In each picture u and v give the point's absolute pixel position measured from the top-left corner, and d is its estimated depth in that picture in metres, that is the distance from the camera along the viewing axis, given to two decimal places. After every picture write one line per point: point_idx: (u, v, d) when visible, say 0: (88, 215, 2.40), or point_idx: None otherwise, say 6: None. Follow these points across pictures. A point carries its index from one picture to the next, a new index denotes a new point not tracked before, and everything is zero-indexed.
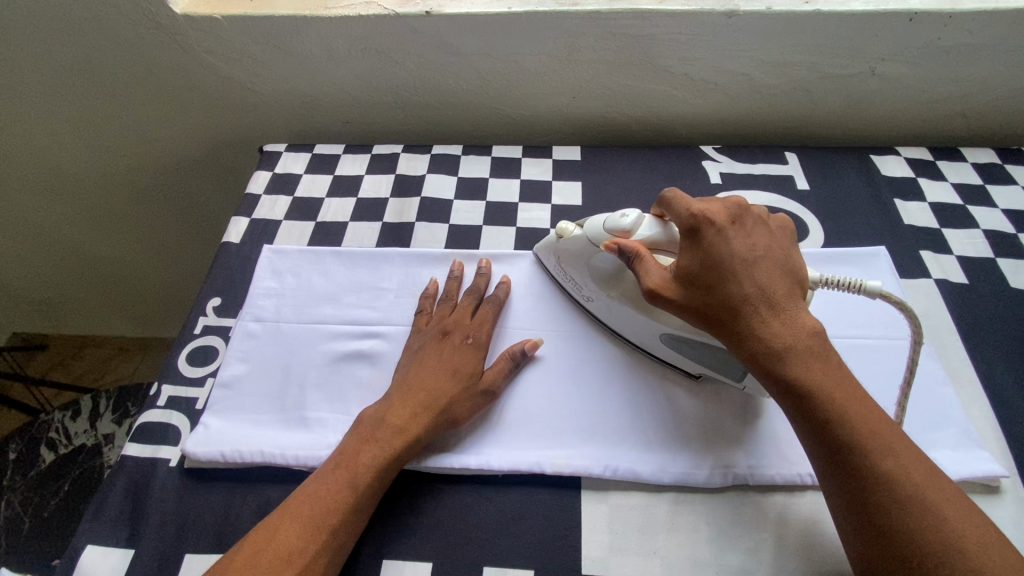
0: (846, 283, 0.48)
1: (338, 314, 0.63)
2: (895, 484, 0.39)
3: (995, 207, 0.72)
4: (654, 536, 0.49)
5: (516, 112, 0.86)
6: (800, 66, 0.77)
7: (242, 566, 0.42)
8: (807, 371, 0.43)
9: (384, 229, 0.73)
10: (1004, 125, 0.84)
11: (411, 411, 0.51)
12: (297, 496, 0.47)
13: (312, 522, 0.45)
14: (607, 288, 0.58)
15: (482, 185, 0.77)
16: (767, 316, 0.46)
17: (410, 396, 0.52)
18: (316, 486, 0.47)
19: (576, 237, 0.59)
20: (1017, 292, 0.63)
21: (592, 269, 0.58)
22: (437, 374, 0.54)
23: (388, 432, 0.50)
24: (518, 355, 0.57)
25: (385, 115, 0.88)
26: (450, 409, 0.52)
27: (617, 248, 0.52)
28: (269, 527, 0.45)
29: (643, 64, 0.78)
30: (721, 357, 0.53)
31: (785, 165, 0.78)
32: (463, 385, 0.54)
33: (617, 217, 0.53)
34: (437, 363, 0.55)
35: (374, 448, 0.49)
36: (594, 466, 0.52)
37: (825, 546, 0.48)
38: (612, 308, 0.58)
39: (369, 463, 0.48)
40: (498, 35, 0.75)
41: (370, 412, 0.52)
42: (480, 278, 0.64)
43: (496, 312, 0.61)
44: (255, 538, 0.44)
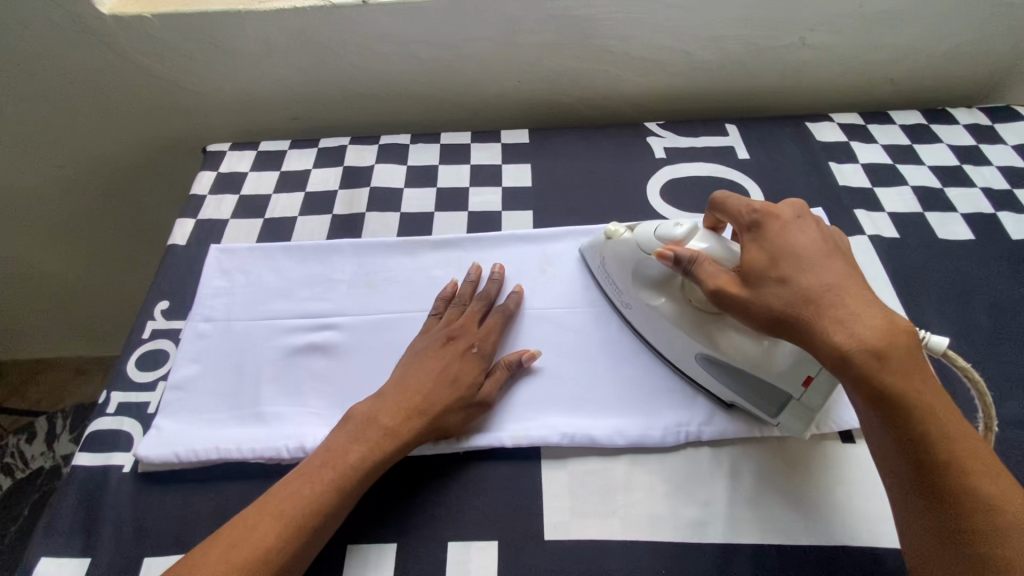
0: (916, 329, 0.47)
1: (291, 308, 0.63)
2: (992, 514, 0.36)
3: (922, 164, 0.76)
4: (614, 497, 0.50)
5: (464, 99, 0.86)
6: (734, 40, 0.79)
7: (217, 561, 0.41)
8: (902, 375, 0.39)
9: (335, 221, 0.71)
10: (929, 88, 0.88)
11: (402, 415, 0.50)
12: (275, 494, 0.46)
13: (295, 522, 0.44)
14: (647, 299, 0.56)
15: (433, 172, 0.77)
16: (853, 312, 0.41)
17: (404, 398, 0.51)
18: (299, 485, 0.46)
19: (626, 242, 0.58)
20: (943, 243, 0.67)
21: (638, 277, 0.57)
22: (437, 381, 0.52)
23: (381, 434, 0.49)
24: (515, 364, 0.56)
25: (332, 111, 0.87)
26: (445, 420, 0.51)
27: (672, 253, 0.51)
28: (247, 522, 0.44)
29: (583, 45, 0.79)
30: (755, 387, 0.51)
31: (726, 137, 0.80)
32: (461, 398, 0.52)
33: (671, 226, 0.54)
34: (436, 370, 0.53)
35: (361, 450, 0.48)
36: (551, 435, 0.53)
37: (773, 494, 0.50)
38: (650, 318, 0.57)
39: (357, 466, 0.47)
40: (438, 22, 0.76)
41: (361, 409, 0.51)
42: (492, 284, 0.62)
43: (506, 317, 0.60)
44: (231, 531, 0.43)
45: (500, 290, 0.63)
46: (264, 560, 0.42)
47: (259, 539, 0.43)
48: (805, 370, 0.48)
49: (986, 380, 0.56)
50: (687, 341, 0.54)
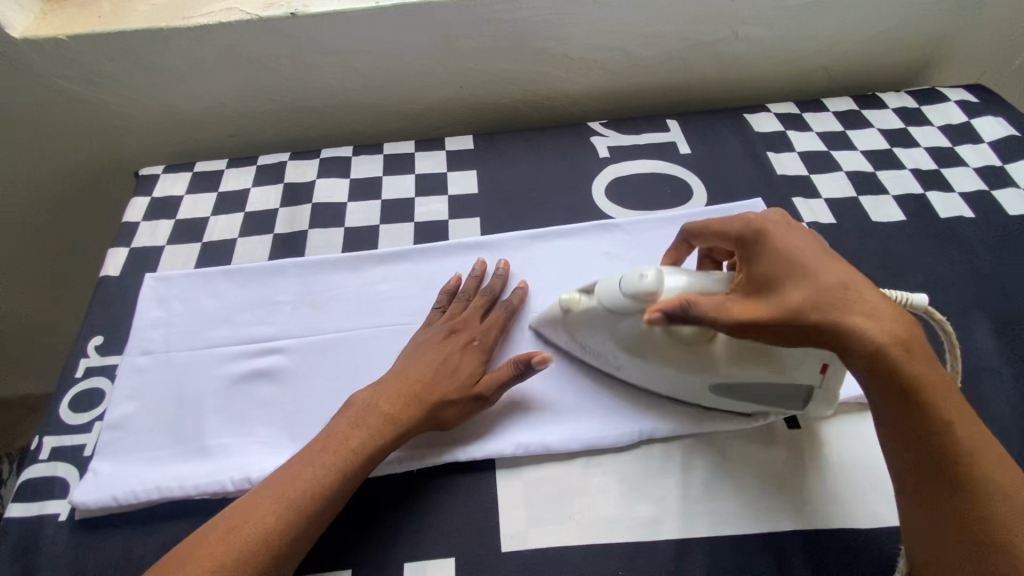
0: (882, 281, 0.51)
1: (233, 334, 0.61)
2: (1011, 502, 0.38)
3: (855, 150, 0.78)
4: (569, 502, 0.50)
5: (406, 107, 0.85)
6: (669, 37, 0.80)
7: (218, 539, 0.42)
8: (922, 372, 0.41)
9: (276, 241, 0.69)
10: (860, 74, 0.91)
11: (401, 402, 0.51)
12: (277, 476, 0.46)
13: (295, 504, 0.45)
14: (635, 354, 0.52)
15: (377, 184, 0.75)
16: (874, 314, 0.42)
17: (403, 384, 0.52)
18: (302, 467, 0.47)
19: (590, 308, 0.52)
20: (877, 226, 0.69)
21: (617, 335, 0.51)
22: (438, 371, 0.53)
23: (381, 418, 0.50)
24: (523, 365, 0.52)
25: (271, 126, 0.85)
26: (443, 410, 0.51)
27: (663, 313, 0.43)
28: (250, 502, 0.45)
29: (521, 47, 0.79)
30: (766, 397, 0.51)
31: (668, 132, 0.81)
32: (458, 390, 0.52)
33: (635, 278, 0.48)
34: (436, 360, 0.54)
35: (362, 434, 0.49)
36: (505, 446, 0.53)
37: (725, 486, 0.51)
38: (650, 372, 0.52)
39: (357, 450, 0.48)
40: (371, 31, 0.74)
41: (361, 397, 0.52)
42: (496, 280, 0.63)
43: (509, 312, 0.59)
44: (232, 514, 0.44)
45: (505, 286, 0.63)
46: (268, 541, 0.43)
47: (263, 521, 0.43)
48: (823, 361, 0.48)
49: None
50: (696, 379, 0.51)
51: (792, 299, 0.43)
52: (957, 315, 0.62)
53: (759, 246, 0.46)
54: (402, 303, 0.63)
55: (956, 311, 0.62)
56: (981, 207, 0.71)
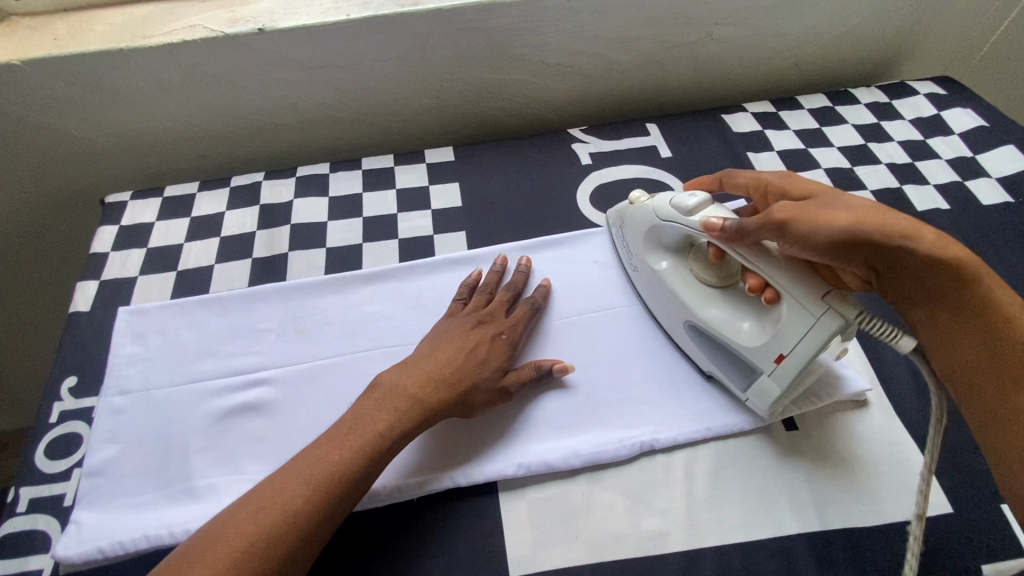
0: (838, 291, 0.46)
1: (216, 367, 0.58)
2: None
3: (832, 146, 0.79)
4: (575, 520, 0.50)
5: (383, 120, 0.83)
6: (645, 40, 0.80)
7: (242, 523, 0.41)
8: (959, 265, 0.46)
9: (255, 265, 0.67)
10: (831, 70, 0.92)
11: (430, 386, 0.50)
12: (305, 457, 0.46)
13: (322, 486, 0.44)
14: (651, 260, 0.60)
15: (357, 200, 0.73)
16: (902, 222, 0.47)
17: (435, 367, 0.52)
18: (328, 449, 0.46)
19: (643, 208, 0.60)
20: None
21: (655, 239, 0.59)
22: (466, 356, 0.53)
23: (408, 401, 0.49)
24: (545, 369, 0.55)
25: (243, 144, 0.82)
26: (472, 399, 0.52)
27: (719, 220, 0.50)
28: (275, 486, 0.44)
29: (497, 55, 0.78)
30: (734, 360, 0.54)
31: (648, 136, 0.81)
32: (486, 378, 0.53)
33: (687, 197, 0.54)
34: (464, 346, 0.54)
35: (390, 418, 0.48)
36: (506, 467, 0.52)
37: (728, 493, 0.51)
38: (651, 282, 0.60)
39: (383, 434, 0.47)
40: (343, 44, 0.72)
41: (388, 377, 0.51)
42: (518, 275, 0.63)
43: (532, 309, 0.60)
44: (258, 495, 0.43)
45: (525, 282, 0.64)
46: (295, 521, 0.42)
47: (291, 500, 0.43)
48: (774, 350, 0.49)
49: None
50: (677, 306, 0.57)
51: (841, 214, 0.46)
52: None
53: (795, 188, 0.52)
54: (391, 325, 0.61)
55: None
56: (955, 198, 0.73)
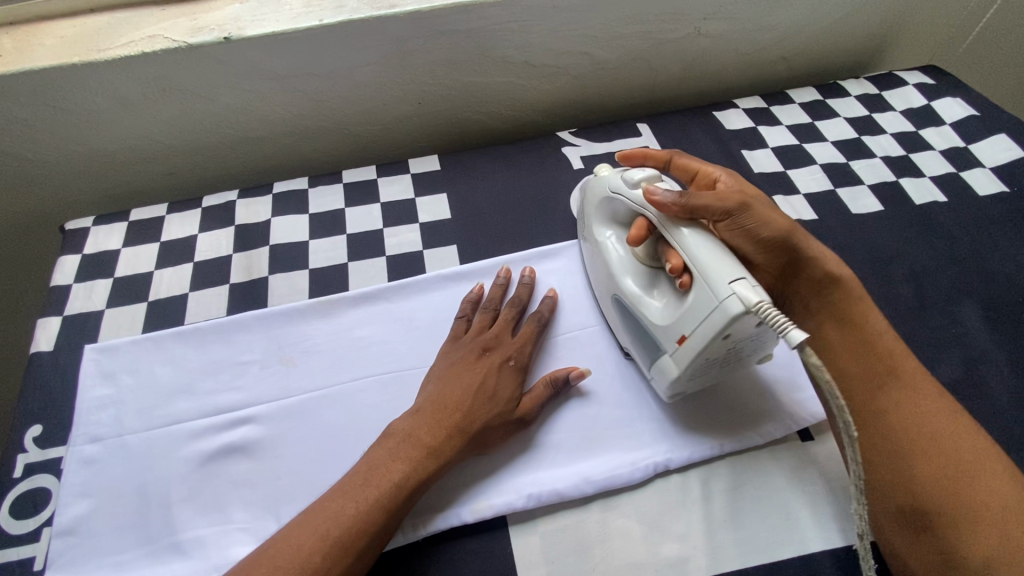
0: (750, 282, 0.43)
1: (196, 406, 0.54)
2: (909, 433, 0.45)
3: (825, 141, 0.78)
4: (590, 552, 0.47)
5: (362, 129, 0.79)
6: (632, 37, 0.78)
7: None
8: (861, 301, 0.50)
9: (233, 292, 0.63)
10: (818, 62, 0.91)
11: (443, 431, 0.48)
12: (320, 510, 0.43)
13: (341, 543, 0.42)
14: (600, 229, 0.57)
15: (340, 217, 0.69)
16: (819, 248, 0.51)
17: (443, 413, 0.49)
18: (343, 502, 0.44)
19: (599, 181, 0.57)
20: (858, 218, 0.69)
21: (608, 213, 0.57)
22: (477, 394, 0.50)
23: (422, 450, 0.47)
24: (561, 382, 0.53)
25: (215, 160, 0.77)
26: (487, 437, 0.49)
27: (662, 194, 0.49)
28: (290, 543, 0.42)
29: (480, 58, 0.74)
30: (643, 337, 0.52)
31: (639, 137, 0.78)
32: (501, 414, 0.50)
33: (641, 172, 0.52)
34: (473, 381, 0.50)
35: (405, 467, 0.46)
36: (515, 499, 0.49)
37: (748, 513, 0.49)
38: (596, 252, 0.58)
39: (400, 485, 0.45)
40: (316, 51, 0.68)
41: (400, 425, 0.49)
42: (522, 288, 0.60)
43: (540, 324, 0.57)
44: (273, 554, 0.41)
45: (530, 294, 0.60)
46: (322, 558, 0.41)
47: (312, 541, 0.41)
48: (677, 330, 0.47)
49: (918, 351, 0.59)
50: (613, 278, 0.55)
51: (777, 220, 0.49)
52: (946, 303, 0.62)
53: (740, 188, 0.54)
54: (384, 350, 0.58)
55: (945, 299, 0.62)
56: (952, 190, 0.72)
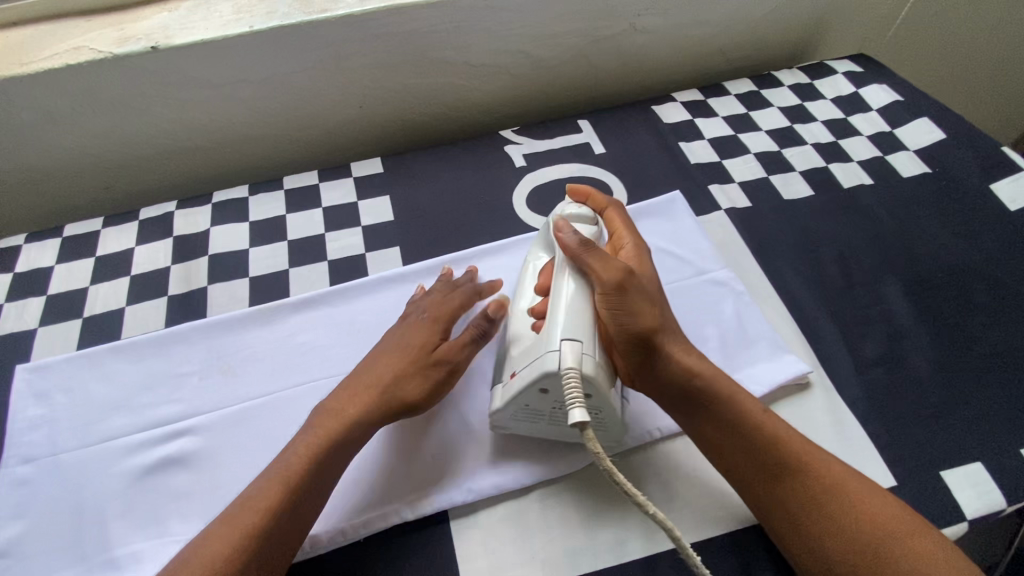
0: (584, 347, 0.45)
1: (132, 421, 0.54)
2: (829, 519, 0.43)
3: (759, 130, 0.80)
4: (530, 540, 0.48)
5: (304, 135, 0.79)
6: (569, 36, 0.79)
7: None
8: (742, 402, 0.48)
9: (172, 303, 0.62)
10: (754, 55, 0.93)
11: (366, 392, 0.50)
12: (244, 498, 0.44)
13: (253, 526, 0.42)
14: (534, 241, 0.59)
15: (281, 223, 0.69)
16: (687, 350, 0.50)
17: (366, 376, 0.51)
18: (261, 484, 0.44)
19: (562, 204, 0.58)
20: (789, 204, 0.72)
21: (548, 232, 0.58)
22: (398, 354, 0.52)
23: (335, 417, 0.48)
24: (483, 321, 0.54)
25: (153, 172, 0.76)
26: (404, 393, 0.50)
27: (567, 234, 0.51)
28: (215, 534, 0.41)
29: (418, 60, 0.75)
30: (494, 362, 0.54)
31: (580, 133, 0.80)
32: (416, 366, 0.51)
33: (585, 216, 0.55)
34: (397, 345, 0.52)
35: (322, 436, 0.47)
36: (456, 494, 0.50)
37: (683, 492, 0.51)
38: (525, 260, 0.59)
39: (313, 454, 0.46)
40: (249, 58, 0.67)
41: (324, 400, 0.51)
42: (465, 281, 0.59)
43: (473, 293, 0.58)
44: (201, 544, 0.41)
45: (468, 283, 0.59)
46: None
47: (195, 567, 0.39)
48: (513, 366, 0.49)
49: (845, 327, 0.61)
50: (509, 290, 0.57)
51: (645, 314, 0.48)
52: (872, 281, 0.65)
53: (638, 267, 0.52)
54: (327, 354, 0.58)
55: (870, 277, 0.65)
56: (879, 173, 0.75)
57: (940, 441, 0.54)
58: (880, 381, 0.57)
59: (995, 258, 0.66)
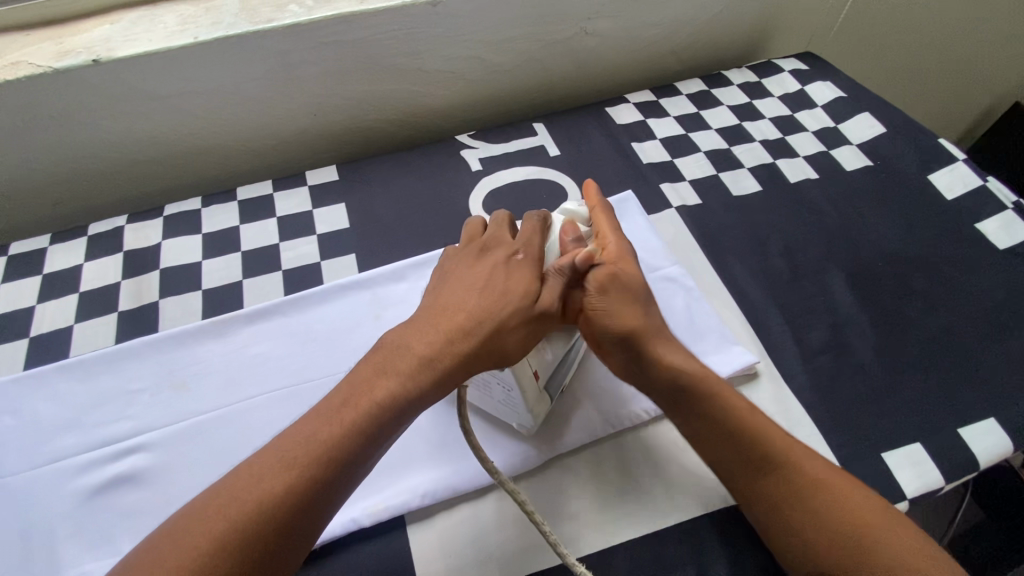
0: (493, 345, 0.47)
1: (82, 440, 0.53)
2: (806, 513, 0.42)
3: (709, 129, 0.82)
4: (485, 540, 0.49)
5: (258, 144, 0.78)
6: (520, 40, 0.80)
7: (209, 521, 0.36)
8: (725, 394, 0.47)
9: (121, 320, 0.61)
10: (705, 55, 0.96)
11: (441, 334, 0.45)
12: (288, 437, 0.41)
13: (308, 474, 0.39)
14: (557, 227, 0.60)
15: (234, 234, 0.68)
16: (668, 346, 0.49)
17: (447, 315, 0.47)
18: (314, 428, 0.41)
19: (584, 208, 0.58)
20: (738, 200, 0.74)
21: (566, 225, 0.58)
22: (483, 294, 0.48)
23: (415, 362, 0.44)
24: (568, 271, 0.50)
25: (103, 186, 0.75)
26: (506, 346, 0.46)
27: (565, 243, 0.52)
28: (252, 475, 0.38)
29: (370, 67, 0.75)
30: None
31: (536, 136, 0.81)
32: (516, 307, 0.47)
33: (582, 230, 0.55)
34: (481, 281, 0.49)
35: (389, 382, 0.43)
36: (411, 498, 0.50)
37: (635, 486, 0.52)
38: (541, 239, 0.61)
39: (379, 403, 0.42)
40: (196, 69, 0.67)
41: (388, 338, 0.46)
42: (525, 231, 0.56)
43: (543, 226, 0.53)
44: (235, 481, 0.38)
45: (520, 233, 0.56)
46: (229, 546, 0.36)
47: (216, 527, 0.36)
48: None
49: (791, 318, 0.63)
50: None
51: (619, 317, 0.49)
52: (817, 273, 0.67)
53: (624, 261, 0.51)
54: (282, 364, 0.58)
55: (815, 269, 0.67)
56: (823, 168, 0.77)
57: (881, 424, 0.56)
58: (825, 368, 0.59)
59: (932, 246, 0.69)
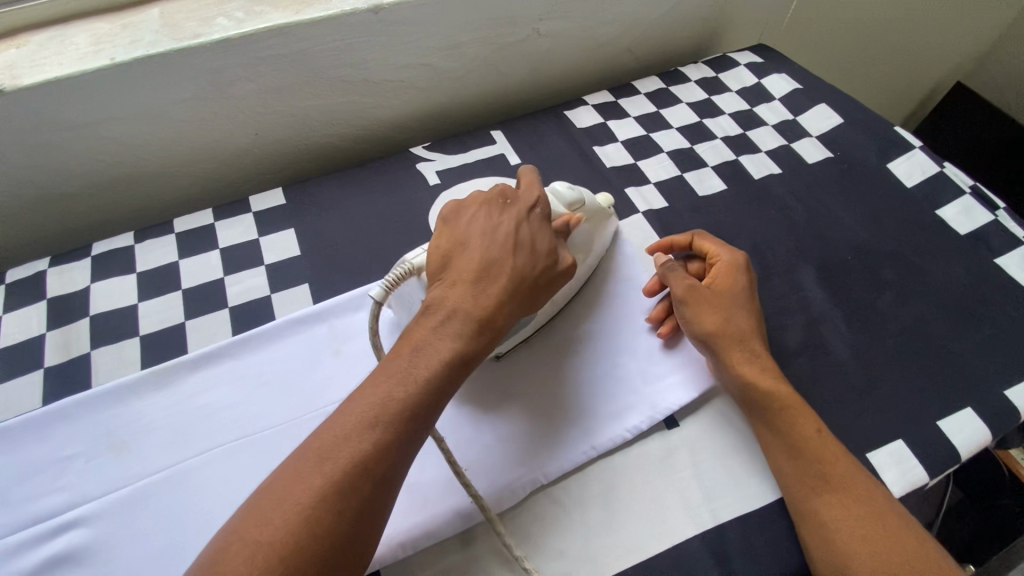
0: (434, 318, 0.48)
1: (10, 519, 0.47)
2: (844, 524, 0.44)
3: (670, 128, 0.80)
4: None
5: (195, 169, 0.72)
6: (471, 45, 0.76)
7: (314, 479, 0.36)
8: (797, 413, 0.49)
9: (47, 377, 0.55)
10: (660, 51, 0.94)
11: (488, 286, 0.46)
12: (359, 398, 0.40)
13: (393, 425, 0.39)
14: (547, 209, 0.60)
15: (173, 271, 0.63)
16: (747, 355, 0.52)
17: (487, 268, 0.47)
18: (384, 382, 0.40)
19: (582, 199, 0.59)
20: (704, 200, 0.72)
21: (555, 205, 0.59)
22: (517, 248, 0.48)
23: (471, 318, 0.44)
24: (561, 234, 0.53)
25: (21, 226, 0.68)
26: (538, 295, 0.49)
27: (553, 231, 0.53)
28: (337, 433, 0.38)
29: (312, 81, 0.70)
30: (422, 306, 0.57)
31: (494, 144, 0.77)
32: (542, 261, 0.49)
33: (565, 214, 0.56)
34: (511, 234, 0.49)
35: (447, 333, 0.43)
36: (385, 550, 0.46)
37: (621, 511, 0.49)
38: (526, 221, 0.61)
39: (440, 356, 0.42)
40: (117, 92, 0.61)
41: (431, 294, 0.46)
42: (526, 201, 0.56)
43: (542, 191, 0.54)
44: (321, 441, 0.38)
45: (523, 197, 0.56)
46: (336, 494, 0.36)
47: (314, 483, 0.36)
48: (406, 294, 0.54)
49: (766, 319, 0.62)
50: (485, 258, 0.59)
51: (710, 320, 0.54)
52: (787, 270, 0.66)
53: (717, 279, 0.56)
54: (234, 412, 0.53)
55: (785, 266, 0.66)
56: (785, 161, 0.77)
57: (862, 423, 0.55)
58: (804, 369, 0.58)
59: (896, 235, 0.69)
